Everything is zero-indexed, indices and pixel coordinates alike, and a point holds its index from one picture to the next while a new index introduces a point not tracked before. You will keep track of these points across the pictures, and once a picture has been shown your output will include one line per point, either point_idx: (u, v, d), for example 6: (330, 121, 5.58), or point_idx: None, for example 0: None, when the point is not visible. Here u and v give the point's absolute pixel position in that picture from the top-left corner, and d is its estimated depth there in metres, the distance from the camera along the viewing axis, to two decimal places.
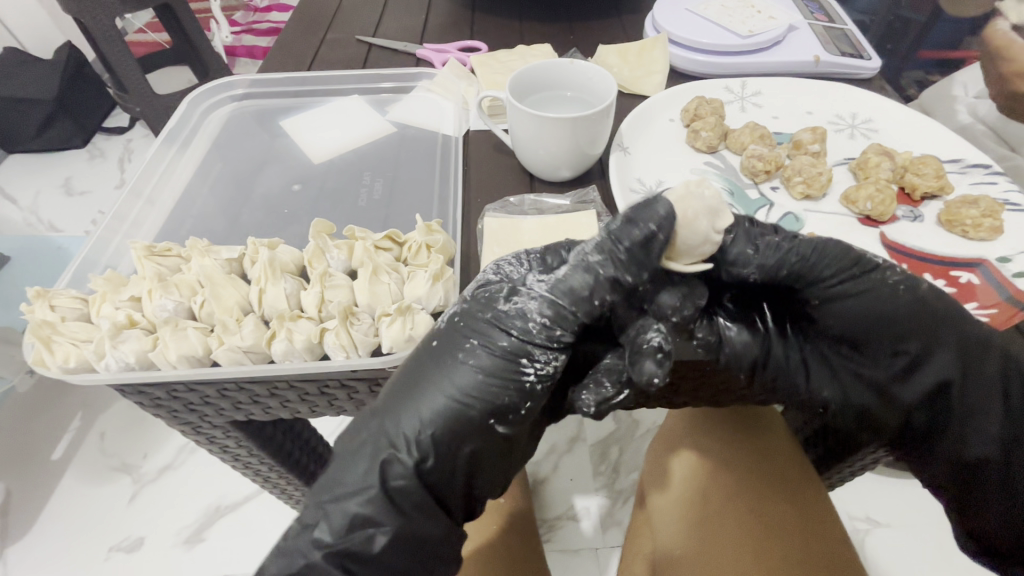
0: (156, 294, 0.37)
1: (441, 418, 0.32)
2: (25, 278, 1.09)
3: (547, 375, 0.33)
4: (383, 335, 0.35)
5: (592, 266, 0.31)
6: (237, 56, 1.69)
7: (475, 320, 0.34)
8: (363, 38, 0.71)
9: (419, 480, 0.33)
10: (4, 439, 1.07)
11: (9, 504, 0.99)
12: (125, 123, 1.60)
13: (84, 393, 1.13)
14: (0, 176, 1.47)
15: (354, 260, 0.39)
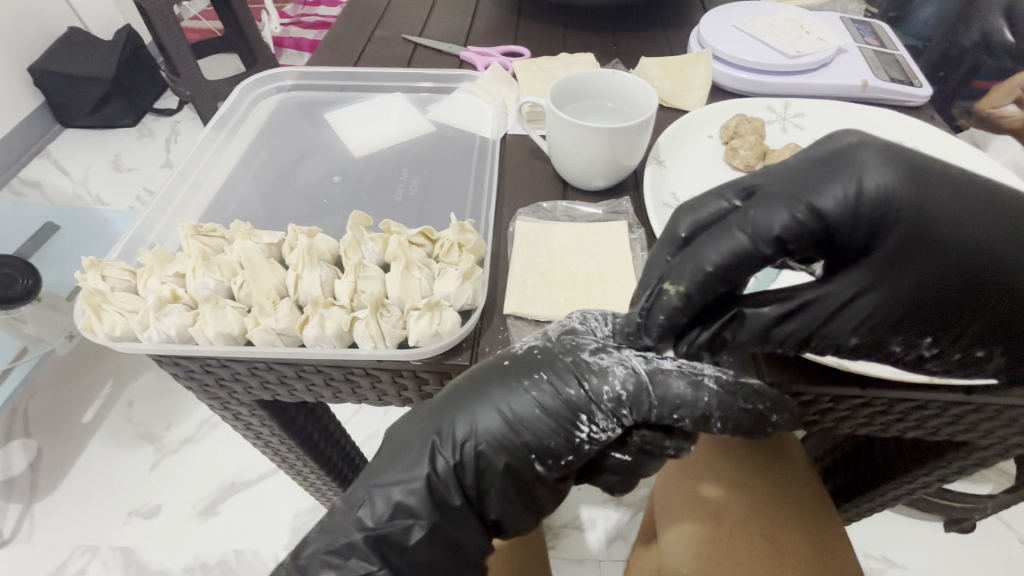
0: (200, 272, 0.38)
1: (491, 438, 0.35)
2: (73, 246, 1.15)
3: (598, 439, 0.35)
4: (410, 328, 0.36)
5: (697, 379, 0.34)
6: (284, 47, 1.75)
7: (555, 359, 0.36)
8: (410, 37, 0.73)
9: (433, 479, 0.35)
10: (41, 398, 1.12)
11: (40, 461, 1.05)
12: (174, 106, 1.67)
13: (117, 361, 1.18)
14: (56, 149, 1.55)
15: (388, 253, 0.40)
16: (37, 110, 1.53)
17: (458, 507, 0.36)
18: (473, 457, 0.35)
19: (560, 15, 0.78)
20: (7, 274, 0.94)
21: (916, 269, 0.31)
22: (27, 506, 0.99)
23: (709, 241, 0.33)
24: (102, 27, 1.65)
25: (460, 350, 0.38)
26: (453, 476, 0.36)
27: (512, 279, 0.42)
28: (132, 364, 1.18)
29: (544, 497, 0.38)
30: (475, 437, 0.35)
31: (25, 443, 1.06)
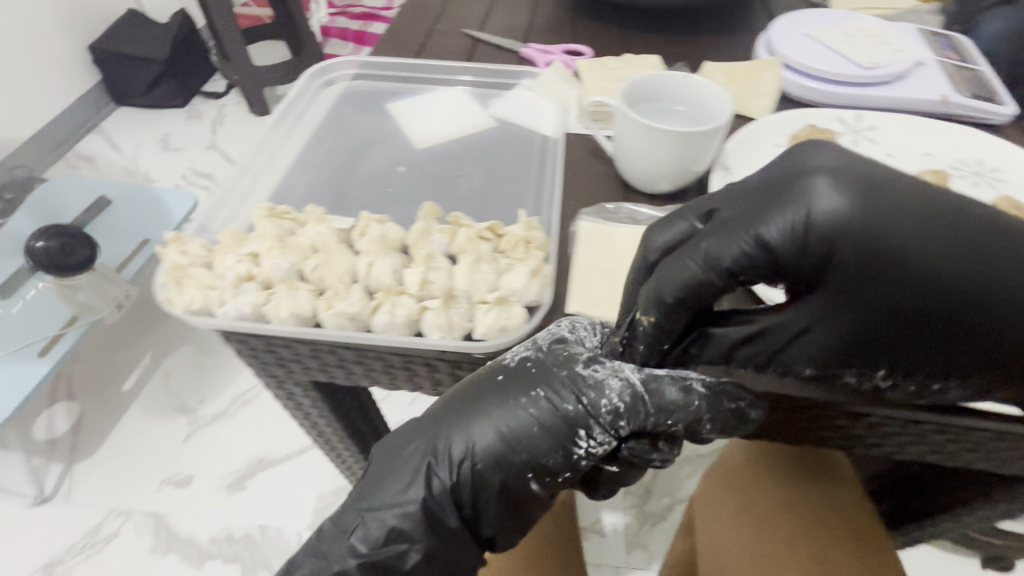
0: (275, 253, 0.39)
1: (486, 459, 0.35)
2: (125, 220, 1.20)
3: (595, 452, 0.35)
4: (478, 322, 0.37)
5: (689, 387, 0.35)
6: (330, 36, 1.79)
7: (548, 371, 0.36)
8: (470, 32, 0.73)
9: (434, 501, 0.36)
10: (84, 364, 1.17)
11: (82, 423, 1.09)
12: (222, 89, 1.71)
13: (156, 333, 1.22)
14: (110, 126, 1.60)
15: (456, 245, 0.41)
16: (94, 87, 1.59)
17: (455, 527, 0.37)
18: (468, 478, 0.36)
19: (616, 15, 0.77)
20: (68, 243, 0.97)
21: (866, 305, 0.29)
22: (67, 467, 1.04)
23: (665, 267, 0.32)
24: (159, 10, 1.71)
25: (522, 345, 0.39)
26: (449, 496, 0.36)
27: (576, 280, 0.42)
28: (170, 336, 1.22)
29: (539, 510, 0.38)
30: (475, 455, 0.35)
31: (68, 406, 1.11)
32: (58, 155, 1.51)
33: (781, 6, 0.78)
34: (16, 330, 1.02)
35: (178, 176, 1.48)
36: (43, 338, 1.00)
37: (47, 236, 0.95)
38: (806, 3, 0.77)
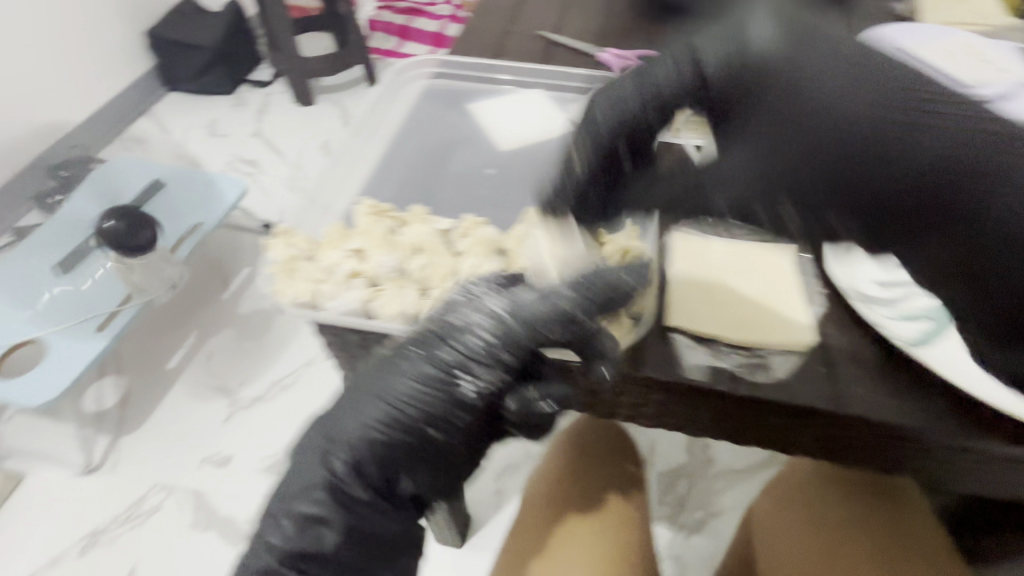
0: (380, 251, 0.43)
1: (378, 422, 0.40)
2: (175, 203, 1.22)
3: (478, 393, 0.40)
4: (579, 330, 0.42)
5: (540, 323, 0.39)
6: (375, 30, 1.86)
7: (423, 334, 0.41)
8: (545, 34, 0.73)
9: (348, 476, 0.40)
10: (132, 341, 1.21)
11: (129, 398, 1.13)
12: (267, 78, 1.72)
13: (199, 314, 1.25)
14: (159, 109, 1.64)
15: (556, 251, 0.45)
16: (147, 72, 1.62)
17: (369, 499, 0.42)
18: (365, 449, 0.40)
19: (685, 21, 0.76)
20: (134, 225, 0.99)
21: None
22: (115, 439, 1.08)
23: None
24: None
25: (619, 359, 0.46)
26: (354, 471, 0.41)
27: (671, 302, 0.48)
28: (212, 318, 1.24)
29: (444, 462, 0.42)
30: (373, 424, 0.40)
31: (116, 381, 1.15)
32: (111, 137, 1.56)
33: (857, 17, 0.75)
34: (76, 304, 1.07)
35: (225, 162, 1.51)
36: (100, 314, 1.04)
37: (116, 218, 0.98)
38: (886, 12, 0.75)
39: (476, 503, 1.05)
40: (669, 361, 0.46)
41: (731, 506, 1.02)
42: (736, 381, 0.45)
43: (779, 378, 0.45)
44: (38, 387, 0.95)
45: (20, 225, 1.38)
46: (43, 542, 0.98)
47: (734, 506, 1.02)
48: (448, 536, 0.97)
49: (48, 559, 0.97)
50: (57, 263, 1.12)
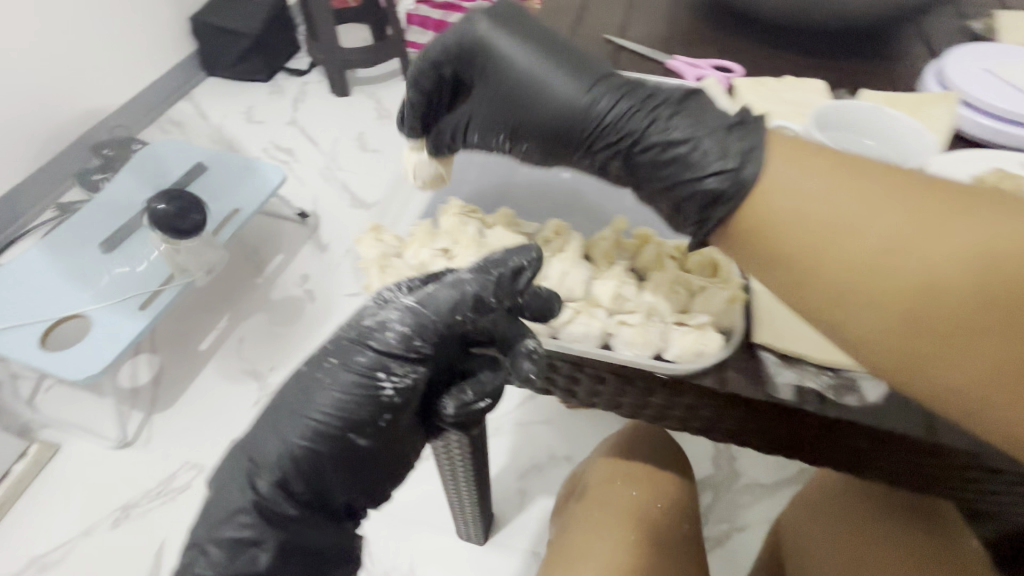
0: (467, 251, 0.50)
1: (301, 435, 0.43)
2: (215, 186, 1.24)
3: (402, 384, 0.44)
4: (673, 344, 0.44)
5: (452, 311, 0.43)
6: (411, 24, 1.86)
7: (341, 345, 0.44)
8: (613, 38, 0.74)
9: (281, 490, 0.43)
10: (167, 321, 1.23)
11: (162, 376, 1.15)
12: (304, 67, 1.74)
13: (234, 298, 1.26)
14: (198, 94, 1.66)
15: (642, 259, 0.51)
16: (188, 56, 1.64)
17: (296, 515, 0.44)
18: (291, 466, 0.43)
19: (740, 36, 0.76)
20: (184, 208, 1.01)
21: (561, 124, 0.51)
22: (146, 416, 1.10)
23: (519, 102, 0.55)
24: None
25: (706, 371, 0.44)
26: (280, 491, 0.43)
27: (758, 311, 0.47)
28: (246, 302, 1.26)
29: (376, 462, 0.46)
30: (302, 433, 0.43)
31: (149, 358, 1.17)
32: (151, 119, 1.57)
33: (915, 41, 0.75)
34: (120, 283, 1.09)
35: (260, 149, 1.53)
36: (142, 294, 1.05)
37: (165, 201, 1.00)
38: (941, 39, 0.75)
39: (499, 501, 1.04)
40: (756, 378, 0.44)
41: (755, 521, 1.01)
42: (825, 402, 0.42)
43: (870, 402, 0.42)
44: (88, 359, 0.97)
45: (63, 200, 1.40)
46: (74, 514, 0.99)
47: (758, 521, 1.01)
48: (471, 533, 0.97)
49: (78, 531, 0.97)
50: (102, 241, 1.14)
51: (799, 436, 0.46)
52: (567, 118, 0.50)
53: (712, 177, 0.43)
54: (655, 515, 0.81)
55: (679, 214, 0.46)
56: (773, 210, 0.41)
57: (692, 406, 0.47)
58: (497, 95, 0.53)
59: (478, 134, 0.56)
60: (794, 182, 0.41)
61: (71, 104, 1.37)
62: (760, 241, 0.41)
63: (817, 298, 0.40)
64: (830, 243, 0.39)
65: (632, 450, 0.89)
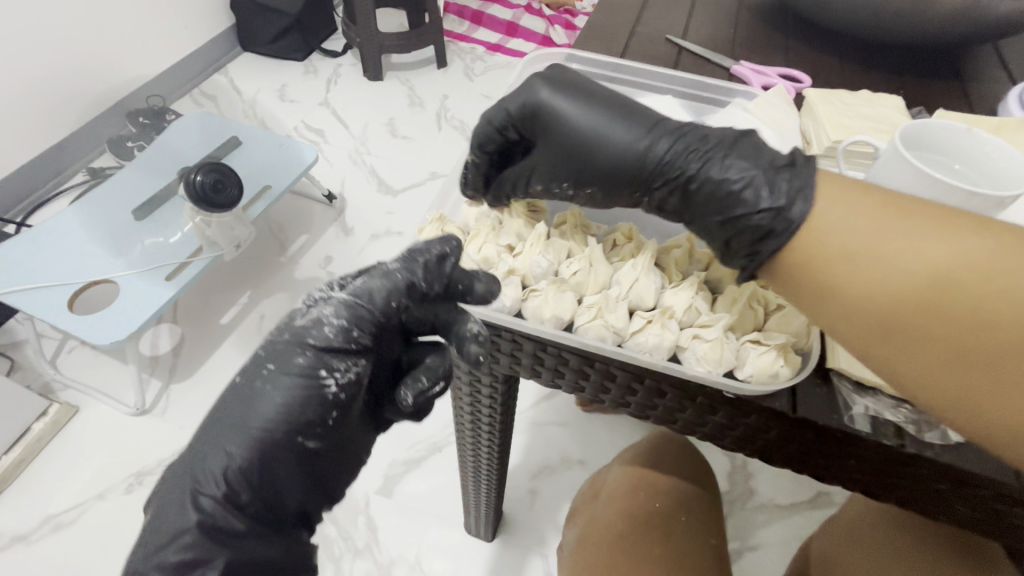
0: (537, 251, 0.51)
1: (243, 444, 0.40)
2: (251, 160, 1.23)
3: (346, 378, 0.42)
4: (749, 362, 0.42)
5: (389, 292, 0.43)
6: (449, 13, 1.85)
7: (277, 349, 0.42)
8: (674, 39, 0.73)
9: (228, 507, 0.40)
10: (192, 293, 1.22)
11: (182, 347, 1.15)
12: (339, 49, 1.74)
13: (259, 275, 1.26)
14: (233, 68, 1.65)
15: (716, 272, 0.50)
16: (226, 30, 1.64)
17: (244, 530, 0.41)
18: (238, 478, 0.40)
19: (797, 51, 0.75)
20: (219, 181, 1.00)
21: (611, 172, 0.47)
22: (165, 386, 1.10)
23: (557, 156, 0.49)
24: None
25: (778, 395, 0.41)
26: (227, 506, 0.40)
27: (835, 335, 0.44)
28: (270, 280, 1.25)
29: (327, 465, 0.43)
30: (241, 445, 0.40)
31: (172, 328, 1.17)
32: (186, 90, 1.57)
33: (981, 66, 0.73)
34: (153, 253, 1.09)
35: (292, 127, 1.52)
36: (172, 264, 1.05)
37: (203, 171, 0.99)
38: (1005, 67, 0.72)
39: (510, 500, 1.02)
40: (829, 406, 0.41)
41: (770, 542, 0.98)
42: (905, 438, 0.39)
43: (955, 442, 0.39)
44: (113, 324, 0.96)
45: (94, 165, 1.39)
46: (88, 475, 0.99)
47: (772, 543, 0.97)
48: (480, 530, 0.95)
49: (92, 494, 0.97)
50: (133, 208, 1.14)
51: (870, 471, 0.41)
52: (617, 156, 0.46)
53: (763, 213, 0.40)
54: (679, 528, 0.73)
55: (729, 251, 0.43)
56: (815, 239, 0.38)
57: (755, 429, 0.43)
58: (555, 142, 0.49)
59: (540, 182, 0.51)
60: (836, 215, 0.38)
61: (113, 71, 1.37)
62: (796, 273, 0.39)
63: (856, 335, 0.37)
64: (874, 276, 0.36)
65: (653, 458, 0.82)
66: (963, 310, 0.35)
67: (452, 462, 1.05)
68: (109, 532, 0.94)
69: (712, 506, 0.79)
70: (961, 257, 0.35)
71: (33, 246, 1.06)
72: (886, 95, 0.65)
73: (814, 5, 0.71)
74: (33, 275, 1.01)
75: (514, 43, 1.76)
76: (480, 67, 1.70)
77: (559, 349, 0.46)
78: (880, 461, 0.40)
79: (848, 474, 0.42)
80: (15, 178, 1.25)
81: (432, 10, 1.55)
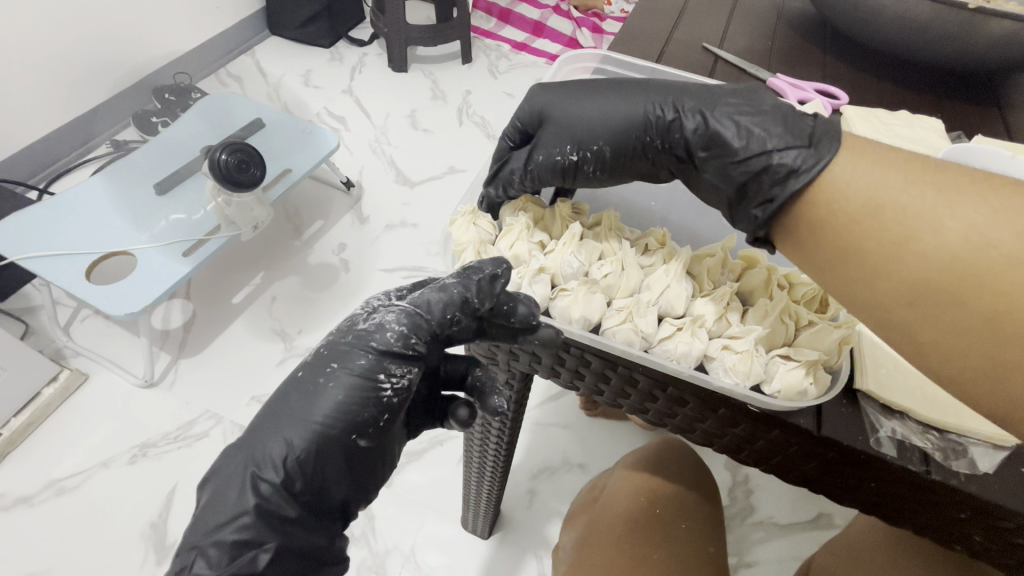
0: (569, 250, 0.51)
1: (304, 436, 0.41)
2: (274, 141, 1.25)
3: (400, 386, 0.42)
4: (777, 377, 0.43)
5: (448, 303, 0.43)
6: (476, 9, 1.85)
7: (341, 349, 0.43)
8: (711, 48, 0.72)
9: (282, 495, 0.41)
10: (204, 272, 1.23)
11: (192, 324, 1.16)
12: (366, 38, 1.74)
13: (274, 256, 1.27)
14: (260, 51, 1.66)
15: (748, 284, 0.50)
16: (256, 12, 1.65)
17: (296, 517, 0.42)
18: (295, 467, 0.41)
19: (834, 67, 0.74)
20: (243, 161, 1.00)
21: (618, 129, 0.50)
22: (174, 360, 1.11)
23: (559, 128, 0.52)
24: None
25: (802, 412, 0.41)
26: (282, 493, 0.41)
27: (863, 355, 0.44)
28: (283, 262, 1.26)
29: (376, 467, 0.44)
30: (297, 441, 0.41)
31: (185, 304, 1.18)
32: (212, 70, 1.58)
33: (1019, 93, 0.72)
34: (175, 229, 1.10)
35: (313, 112, 1.52)
36: (190, 241, 1.06)
37: (227, 150, 0.99)
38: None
39: (508, 499, 1.02)
40: (854, 426, 0.41)
41: (767, 560, 0.97)
42: (931, 464, 0.38)
43: (982, 472, 0.38)
44: (129, 297, 0.97)
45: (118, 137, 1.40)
46: (94, 443, 1.00)
47: (770, 561, 0.97)
48: (478, 526, 0.95)
49: (96, 462, 0.98)
50: (156, 182, 1.15)
51: (889, 495, 0.41)
52: (627, 116, 0.49)
53: (785, 151, 0.41)
54: (683, 537, 0.72)
55: (744, 202, 0.44)
56: (840, 195, 0.38)
57: (777, 444, 0.43)
58: (562, 122, 0.52)
59: (544, 149, 0.52)
60: (861, 173, 0.39)
61: (143, 46, 1.39)
62: (822, 234, 0.39)
63: (875, 295, 0.37)
64: (903, 235, 0.36)
65: (656, 463, 0.81)
66: (996, 277, 0.33)
67: (453, 456, 1.05)
68: (111, 500, 0.95)
69: (715, 516, 0.78)
70: (997, 220, 0.34)
71: (54, 213, 1.07)
72: (925, 116, 0.64)
73: (856, 22, 0.70)
74: (54, 241, 1.02)
75: (539, 43, 1.75)
76: (504, 64, 1.70)
77: (601, 354, 0.45)
78: (906, 488, 0.39)
79: (877, 501, 0.42)
80: (41, 145, 1.27)
81: (461, 5, 1.55)
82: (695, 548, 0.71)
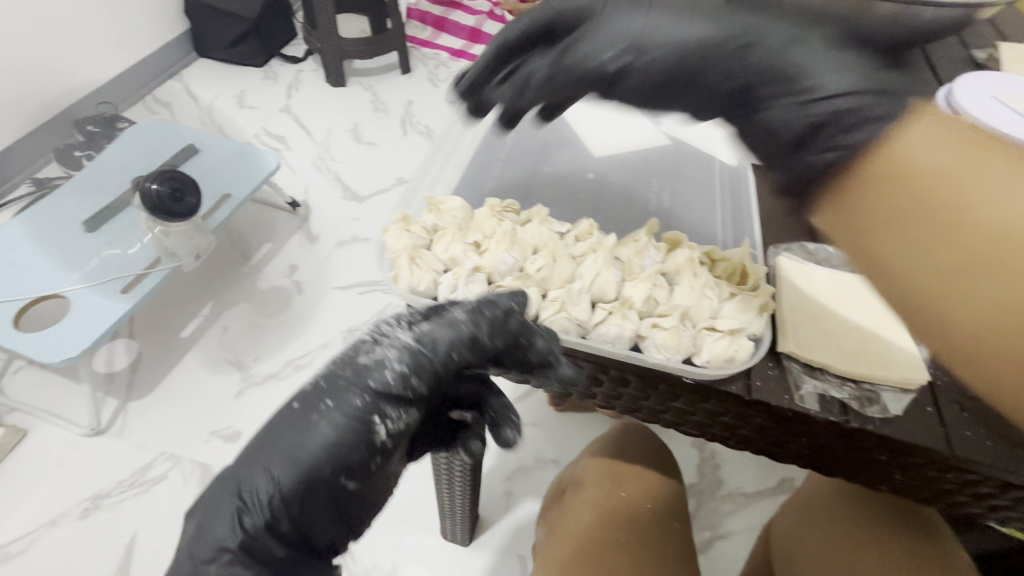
0: (502, 247, 0.53)
1: (291, 474, 0.39)
2: (211, 164, 1.21)
3: (395, 427, 0.42)
4: (706, 349, 0.45)
5: (458, 339, 0.42)
6: (410, 19, 1.86)
7: (339, 384, 0.41)
8: None
9: (268, 534, 0.39)
10: (147, 307, 1.18)
11: (140, 362, 1.10)
12: (300, 55, 1.71)
13: (220, 285, 1.22)
14: (189, 74, 1.61)
15: (672, 264, 0.53)
16: (180, 35, 1.59)
17: (283, 556, 0.40)
18: (282, 506, 0.39)
19: None
20: (177, 190, 0.97)
21: (678, 37, 0.41)
22: (123, 403, 1.05)
23: (605, 27, 0.43)
24: None
25: (733, 378, 0.44)
26: (269, 531, 0.39)
27: (779, 319, 0.48)
28: (231, 291, 1.22)
29: (362, 508, 0.43)
30: (286, 480, 0.39)
31: (128, 344, 1.13)
32: (138, 97, 1.52)
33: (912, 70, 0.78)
34: (110, 267, 1.04)
35: (252, 133, 1.49)
36: (127, 276, 1.01)
37: (159, 180, 0.95)
38: (933, 71, 0.78)
39: (486, 503, 1.02)
40: (780, 387, 0.44)
41: (739, 530, 1.01)
42: (849, 413, 0.42)
43: (893, 415, 0.42)
44: (64, 341, 0.92)
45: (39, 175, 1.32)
46: (40, 502, 0.94)
47: (742, 530, 1.01)
48: (456, 534, 0.94)
49: (43, 522, 0.92)
50: (84, 220, 1.09)
51: (819, 447, 0.44)
52: (692, 31, 0.41)
53: (878, 95, 0.34)
54: (647, 516, 0.75)
55: (806, 147, 0.37)
56: (917, 170, 0.31)
57: (714, 413, 0.46)
58: (613, 19, 0.43)
59: (579, 48, 0.44)
60: (941, 148, 0.32)
61: (58, 77, 1.32)
62: (886, 216, 0.32)
63: (949, 296, 0.31)
64: (992, 228, 0.29)
65: (620, 449, 0.82)
66: None
67: (426, 467, 1.05)
68: (63, 561, 0.89)
69: (677, 493, 0.80)
70: None
71: None
72: None
73: None
74: None
75: (476, 49, 1.77)
76: (443, 72, 1.70)
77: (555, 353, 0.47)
78: (832, 439, 0.43)
79: (808, 454, 0.45)
80: None
81: (393, 16, 1.54)
82: (661, 529, 0.74)
